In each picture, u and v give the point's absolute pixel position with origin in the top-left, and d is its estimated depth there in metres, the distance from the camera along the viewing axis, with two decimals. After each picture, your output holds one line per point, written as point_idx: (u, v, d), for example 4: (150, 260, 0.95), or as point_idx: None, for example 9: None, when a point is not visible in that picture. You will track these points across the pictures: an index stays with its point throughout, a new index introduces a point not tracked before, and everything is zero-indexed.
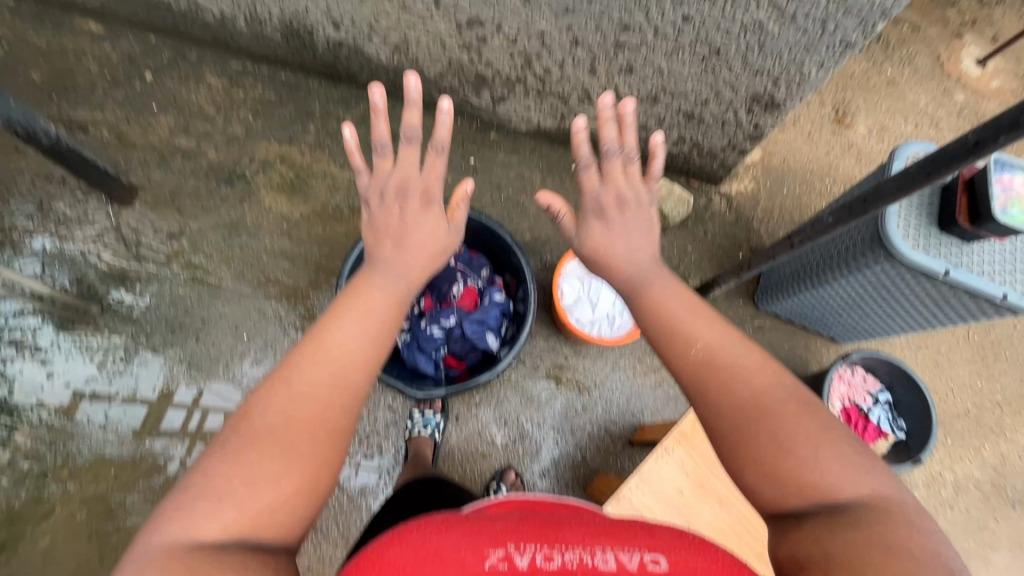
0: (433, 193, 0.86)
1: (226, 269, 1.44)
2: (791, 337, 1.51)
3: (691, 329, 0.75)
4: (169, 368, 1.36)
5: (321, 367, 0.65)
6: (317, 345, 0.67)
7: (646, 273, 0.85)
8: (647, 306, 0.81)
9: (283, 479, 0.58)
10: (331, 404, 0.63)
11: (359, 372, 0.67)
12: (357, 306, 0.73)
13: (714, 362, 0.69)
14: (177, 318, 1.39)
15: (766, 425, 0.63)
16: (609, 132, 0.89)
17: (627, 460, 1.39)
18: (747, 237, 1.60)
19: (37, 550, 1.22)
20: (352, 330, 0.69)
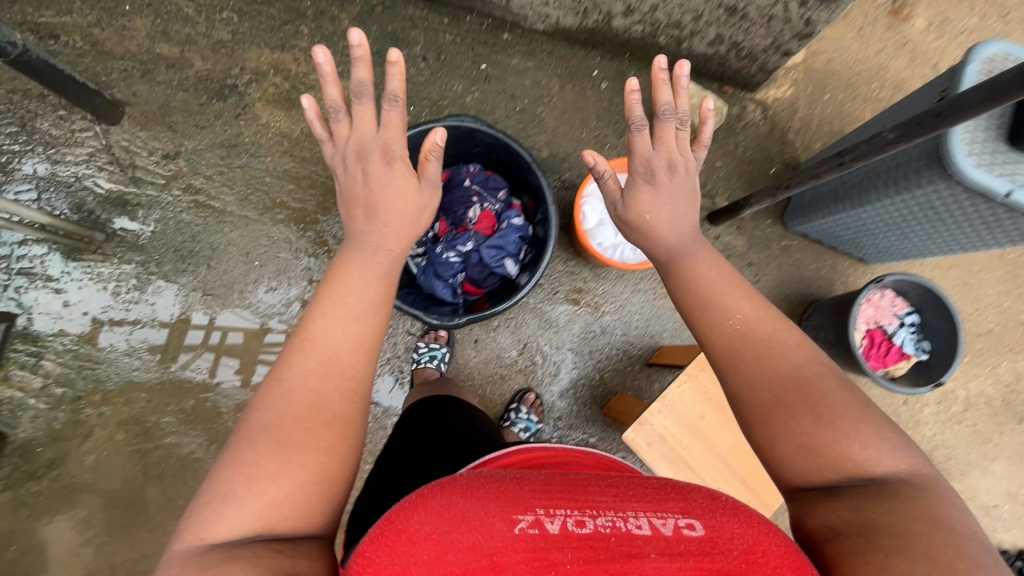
0: (393, 149, 0.83)
1: (229, 192, 1.37)
2: (818, 258, 1.46)
3: (724, 303, 0.76)
4: (184, 296, 1.34)
5: (316, 360, 0.69)
6: (311, 339, 0.70)
7: (685, 245, 0.86)
8: (684, 279, 0.82)
9: (283, 474, 0.61)
10: (327, 393, 0.67)
11: (351, 356, 0.70)
12: (341, 292, 0.75)
13: (747, 336, 0.71)
14: (185, 245, 1.35)
15: (799, 398, 0.65)
16: (664, 94, 0.89)
17: (644, 380, 1.41)
18: (781, 150, 1.49)
19: (83, 466, 1.29)
20: (334, 319, 0.72)
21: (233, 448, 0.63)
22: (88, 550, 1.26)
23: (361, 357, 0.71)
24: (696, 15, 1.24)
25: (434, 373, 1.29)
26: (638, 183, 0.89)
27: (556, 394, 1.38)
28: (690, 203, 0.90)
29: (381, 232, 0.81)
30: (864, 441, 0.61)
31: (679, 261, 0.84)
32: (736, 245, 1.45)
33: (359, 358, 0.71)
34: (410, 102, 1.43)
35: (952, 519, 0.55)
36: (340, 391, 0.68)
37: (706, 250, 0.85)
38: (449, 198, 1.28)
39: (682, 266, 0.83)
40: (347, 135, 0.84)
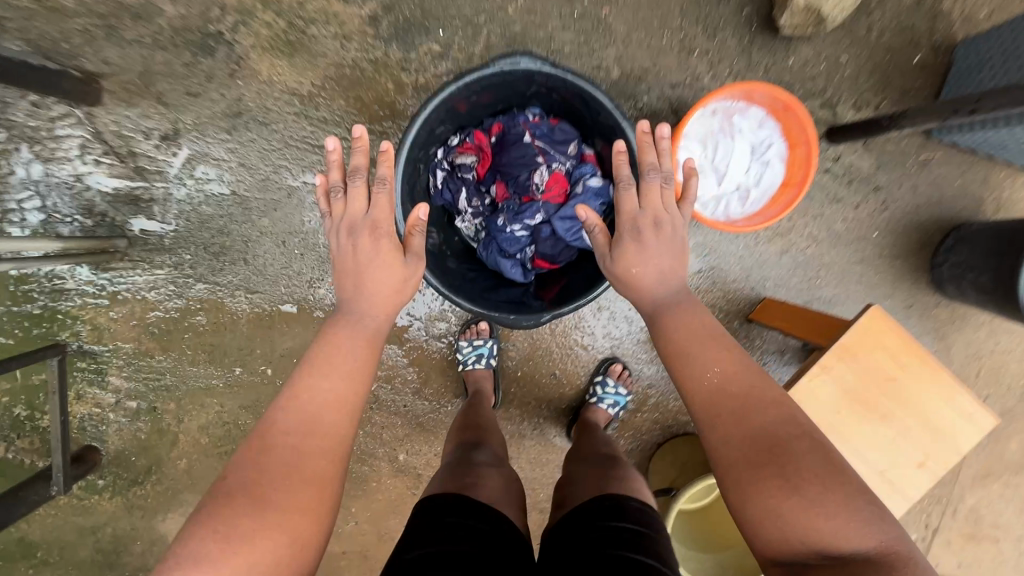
0: (381, 225, 0.84)
1: (246, 174, 1.17)
2: (964, 171, 1.17)
3: (698, 359, 0.79)
4: (228, 297, 1.23)
5: (301, 419, 0.71)
6: (300, 397, 0.73)
7: (671, 296, 0.86)
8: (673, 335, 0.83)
9: (260, 536, 0.62)
10: (311, 452, 0.69)
11: (335, 415, 0.73)
12: (329, 358, 0.77)
13: (721, 397, 0.75)
14: (215, 241, 1.19)
15: (770, 471, 0.67)
16: (650, 154, 0.89)
17: (743, 336, 1.26)
18: (931, 28, 1.12)
19: (179, 470, 1.30)
20: (327, 384, 0.75)
21: (210, 499, 0.64)
22: None
23: (346, 422, 0.74)
24: None
25: (486, 376, 1.19)
26: (625, 236, 0.87)
27: (645, 360, 1.26)
28: (679, 262, 0.87)
29: (371, 302, 0.83)
30: (830, 517, 0.64)
31: (664, 314, 0.85)
32: (862, 165, 1.17)
33: (344, 422, 0.74)
34: (438, 25, 1.11)
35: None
36: (323, 449, 0.70)
37: (689, 304, 0.86)
38: (506, 159, 1.03)
39: (664, 323, 0.85)
40: (342, 217, 0.86)
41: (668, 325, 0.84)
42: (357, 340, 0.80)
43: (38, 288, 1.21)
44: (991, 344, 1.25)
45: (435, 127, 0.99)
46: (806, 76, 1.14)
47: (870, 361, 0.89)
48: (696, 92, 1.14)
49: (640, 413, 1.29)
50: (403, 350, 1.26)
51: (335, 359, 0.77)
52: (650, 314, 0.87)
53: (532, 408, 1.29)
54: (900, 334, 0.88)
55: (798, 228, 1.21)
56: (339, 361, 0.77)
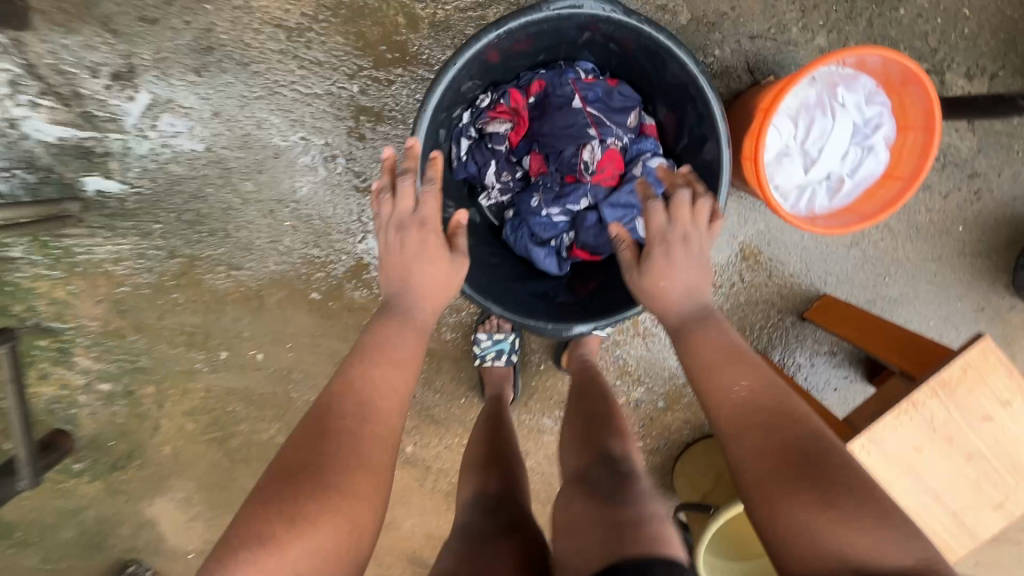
0: (430, 221, 0.69)
1: (223, 128, 0.95)
2: None
3: (726, 374, 0.61)
4: (207, 273, 1.05)
5: (350, 404, 0.58)
6: (351, 384, 0.60)
7: (695, 305, 0.68)
8: (694, 351, 0.66)
9: (323, 524, 0.52)
10: (365, 435, 0.57)
11: (390, 403, 0.60)
12: (383, 345, 0.64)
13: (751, 414, 0.57)
14: (189, 207, 1.00)
15: (800, 488, 0.50)
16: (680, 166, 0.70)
17: (794, 336, 1.13)
18: None
19: (163, 456, 1.19)
20: (386, 370, 0.62)
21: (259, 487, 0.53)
22: (199, 525, 1.25)
23: (401, 412, 0.61)
24: None
25: (507, 375, 1.07)
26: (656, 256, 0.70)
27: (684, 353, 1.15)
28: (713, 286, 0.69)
29: (417, 292, 0.68)
30: (870, 539, 0.47)
31: (692, 328, 0.67)
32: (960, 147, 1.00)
33: (398, 414, 0.61)
34: None
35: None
36: (374, 433, 0.58)
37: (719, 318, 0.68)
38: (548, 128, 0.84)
39: (690, 343, 0.66)
40: (390, 216, 0.70)
41: (693, 334, 0.67)
42: (406, 330, 0.66)
43: None
44: None
45: (463, 84, 0.78)
46: (917, 32, 0.92)
47: (969, 399, 0.77)
48: (781, 47, 0.93)
49: (672, 411, 1.18)
50: None
51: (384, 348, 0.64)
52: (675, 332, 0.69)
53: (554, 402, 1.18)
54: (1011, 373, 0.76)
55: None
56: (389, 351, 0.64)
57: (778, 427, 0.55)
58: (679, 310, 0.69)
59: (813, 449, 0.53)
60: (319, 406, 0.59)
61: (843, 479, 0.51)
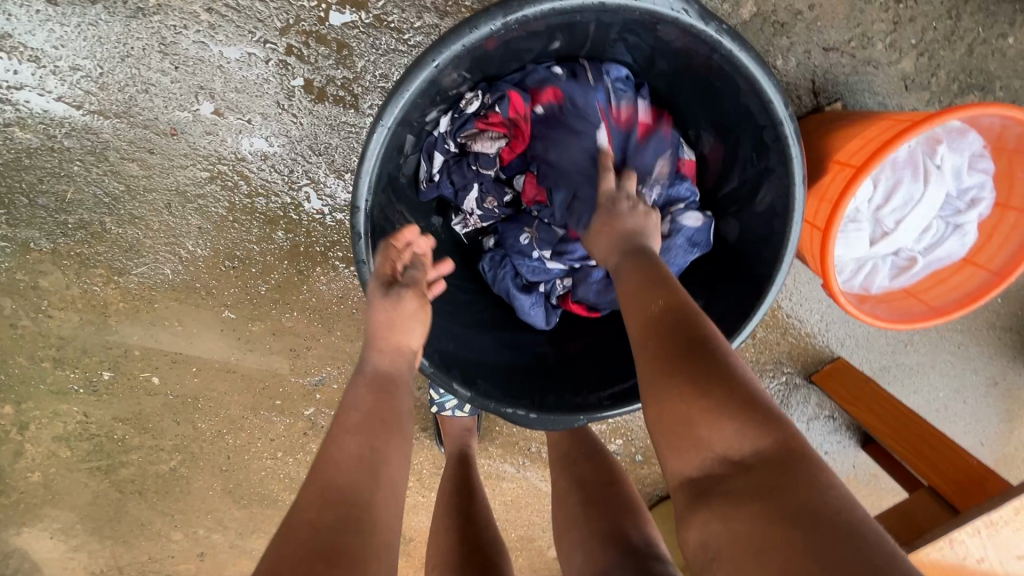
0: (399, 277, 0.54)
1: (91, 84, 0.67)
2: None
3: (634, 290, 0.47)
4: (78, 273, 0.78)
5: (316, 490, 0.41)
6: (319, 467, 0.43)
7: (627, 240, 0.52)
8: (616, 269, 0.51)
9: None
10: (343, 525, 0.39)
11: (364, 482, 0.43)
12: (357, 411, 0.47)
13: (656, 329, 0.43)
14: (46, 187, 0.72)
15: (683, 392, 0.39)
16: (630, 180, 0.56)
17: (798, 399, 0.99)
18: None
19: (32, 483, 0.95)
20: (360, 437, 0.45)
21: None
22: (82, 557, 1.01)
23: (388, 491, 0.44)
24: None
25: (471, 433, 0.86)
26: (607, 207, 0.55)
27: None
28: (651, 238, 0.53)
29: (382, 348, 0.52)
30: (753, 434, 0.36)
31: (617, 251, 0.52)
32: None
33: (384, 493, 0.43)
34: None
35: (874, 554, 0.30)
36: (354, 517, 0.40)
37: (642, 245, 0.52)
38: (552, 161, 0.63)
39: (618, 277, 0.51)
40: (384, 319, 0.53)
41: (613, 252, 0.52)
42: (379, 394, 0.49)
43: None
44: None
45: (446, 80, 0.54)
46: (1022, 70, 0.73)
47: (1013, 542, 0.65)
48: (858, 67, 0.72)
49: (650, 465, 1.04)
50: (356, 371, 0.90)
51: (347, 421, 0.47)
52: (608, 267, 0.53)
53: (519, 447, 1.01)
54: None
55: None
56: (356, 417, 0.47)
57: (674, 327, 0.43)
58: (606, 238, 0.54)
59: (709, 347, 0.40)
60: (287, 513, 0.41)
61: (736, 390, 0.38)
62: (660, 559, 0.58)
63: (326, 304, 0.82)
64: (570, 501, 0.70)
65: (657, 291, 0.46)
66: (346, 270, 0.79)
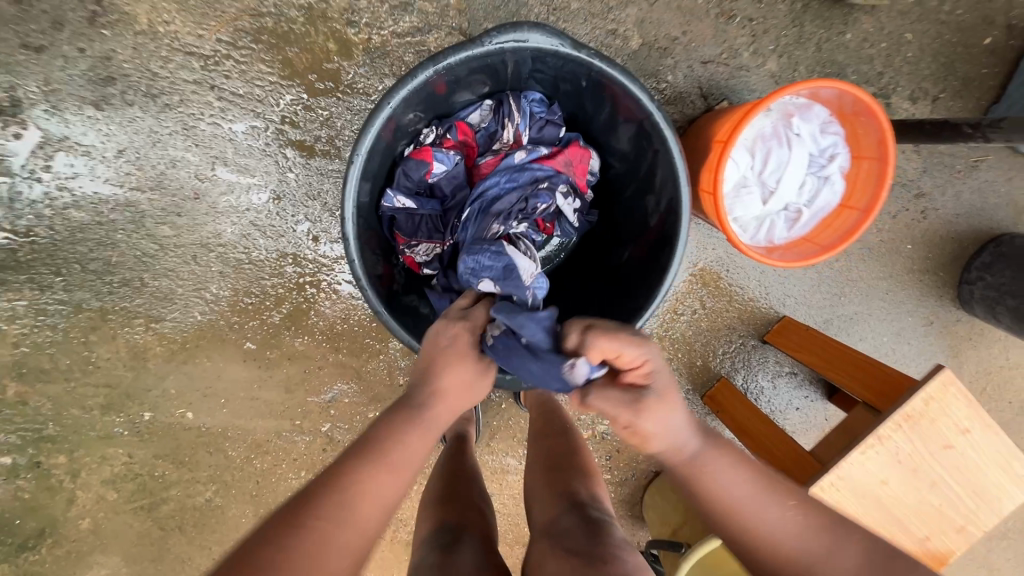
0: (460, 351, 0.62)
1: (131, 168, 0.85)
2: (1013, 176, 1.03)
3: (748, 507, 0.55)
4: (122, 325, 0.93)
5: (350, 465, 0.52)
6: (341, 480, 0.50)
7: (703, 450, 0.58)
8: (720, 490, 0.56)
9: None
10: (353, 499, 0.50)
11: (375, 513, 0.51)
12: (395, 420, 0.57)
13: (811, 543, 0.54)
14: (96, 257, 0.89)
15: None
16: (622, 356, 0.58)
17: (758, 360, 1.11)
18: (1010, 3, 0.92)
19: (83, 530, 1.05)
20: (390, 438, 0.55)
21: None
22: None
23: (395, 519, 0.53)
24: None
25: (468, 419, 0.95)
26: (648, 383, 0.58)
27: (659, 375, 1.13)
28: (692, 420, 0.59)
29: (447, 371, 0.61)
30: None
31: (703, 460, 0.58)
32: (906, 169, 1.01)
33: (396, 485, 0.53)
34: None
35: None
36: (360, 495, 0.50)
37: (719, 440, 0.60)
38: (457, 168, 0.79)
39: (708, 487, 0.57)
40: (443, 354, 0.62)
41: (698, 470, 0.57)
42: (418, 409, 0.58)
43: None
44: (1003, 361, 1.18)
45: (401, 116, 0.71)
46: (864, 58, 0.92)
47: (931, 430, 0.76)
48: (733, 72, 0.90)
49: None
50: None
51: (390, 425, 0.56)
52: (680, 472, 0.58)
53: (517, 440, 1.12)
54: (969, 401, 0.75)
55: None
56: (397, 422, 0.57)
57: (815, 526, 0.55)
58: (677, 439, 0.58)
59: (857, 542, 0.54)
60: (296, 497, 0.49)
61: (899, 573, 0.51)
62: (601, 509, 0.65)
63: (331, 324, 0.96)
64: (532, 472, 0.77)
65: (767, 505, 0.55)
66: (345, 291, 0.94)
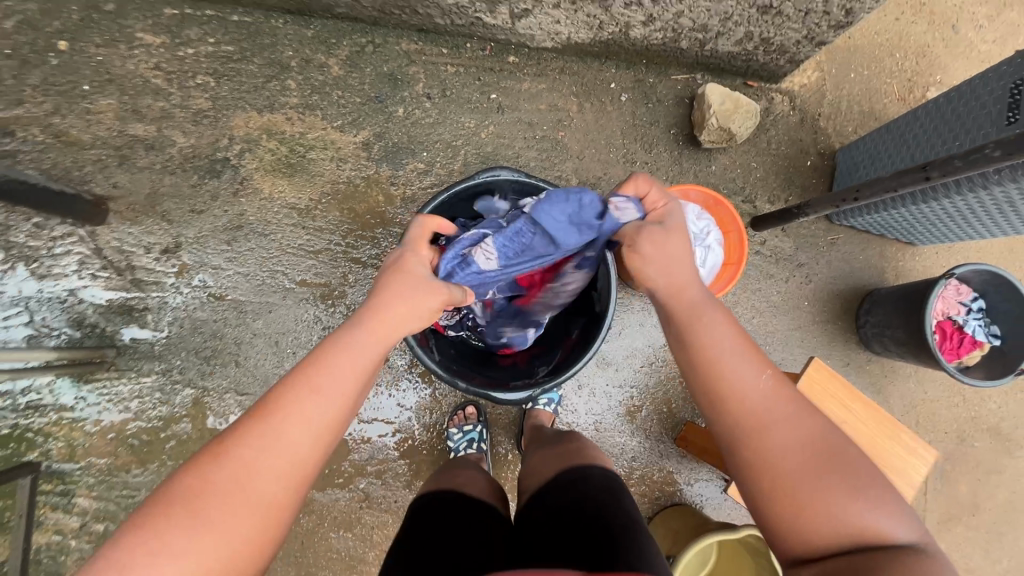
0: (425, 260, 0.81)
1: (244, 281, 1.27)
2: (865, 247, 1.42)
3: (729, 359, 0.68)
4: (216, 400, 1.26)
5: (293, 391, 0.65)
6: (271, 411, 0.64)
7: (698, 300, 0.74)
8: (704, 328, 0.71)
9: (231, 492, 0.59)
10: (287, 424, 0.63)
11: (305, 441, 0.64)
12: (335, 356, 0.68)
13: (778, 407, 0.65)
14: (207, 345, 1.26)
15: (804, 475, 0.61)
16: (653, 195, 0.81)
17: None
18: (815, 140, 1.42)
19: None
20: (329, 375, 0.67)
21: (163, 489, 0.58)
22: None
23: (330, 440, 0.66)
24: (725, 16, 1.14)
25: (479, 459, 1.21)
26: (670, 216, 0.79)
27: (637, 426, 1.35)
28: (689, 269, 0.75)
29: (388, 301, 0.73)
30: (864, 484, 0.60)
31: (697, 305, 0.73)
32: (784, 247, 1.40)
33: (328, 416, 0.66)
34: (422, 147, 1.30)
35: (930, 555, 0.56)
36: (293, 425, 0.63)
37: (721, 308, 0.74)
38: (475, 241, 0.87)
39: (693, 325, 0.72)
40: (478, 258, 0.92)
41: (691, 315, 0.73)
42: (361, 346, 0.70)
43: (11, 406, 1.22)
44: (922, 394, 1.42)
45: None
46: (728, 178, 1.39)
47: (825, 408, 1.01)
48: None
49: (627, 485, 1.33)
50: (395, 443, 1.28)
51: (331, 358, 0.68)
52: (672, 292, 0.75)
53: None
54: (842, 381, 1.02)
55: (741, 299, 1.39)
56: (341, 357, 0.69)
57: (778, 399, 0.66)
58: (677, 268, 0.75)
59: (818, 430, 0.64)
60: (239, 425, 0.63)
61: (842, 461, 0.61)
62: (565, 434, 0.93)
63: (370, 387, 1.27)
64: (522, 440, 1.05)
65: (751, 364, 0.68)
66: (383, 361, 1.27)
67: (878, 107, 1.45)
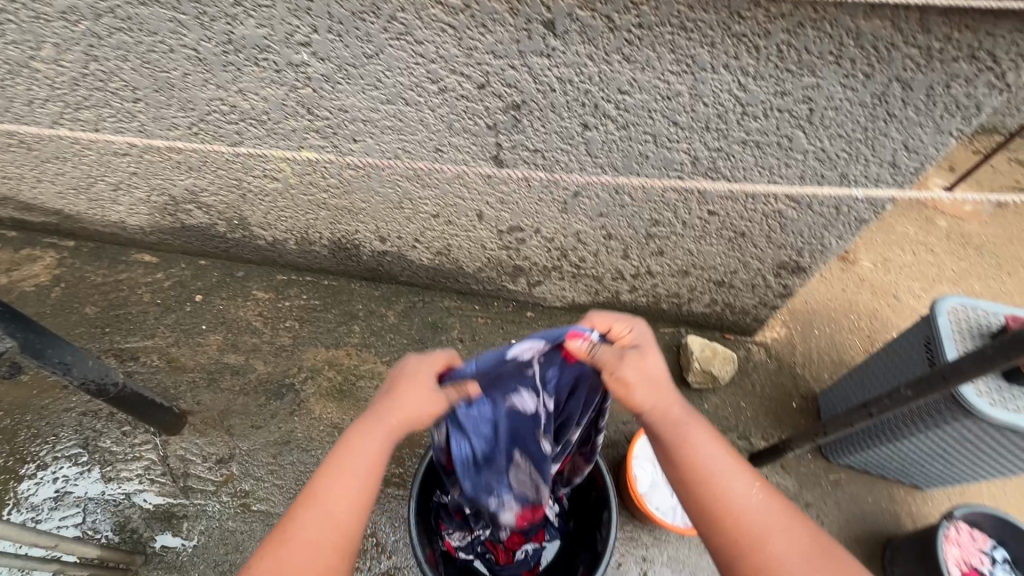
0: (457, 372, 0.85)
1: (277, 494, 1.39)
2: (872, 488, 1.44)
3: (727, 473, 0.78)
4: None
5: (319, 480, 0.77)
6: (306, 503, 0.75)
7: (683, 420, 0.82)
8: (692, 445, 0.80)
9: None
10: (315, 506, 0.74)
11: (336, 516, 0.74)
12: (352, 444, 0.79)
13: (773, 517, 0.75)
14: (226, 558, 1.32)
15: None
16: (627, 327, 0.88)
17: None
18: (795, 384, 1.61)
19: None
20: (352, 460, 0.78)
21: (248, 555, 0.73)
22: None
23: (356, 518, 0.75)
24: (691, 287, 1.49)
25: None
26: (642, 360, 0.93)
27: None
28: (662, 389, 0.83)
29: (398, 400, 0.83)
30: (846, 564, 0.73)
31: (679, 424, 0.82)
32: (788, 485, 1.43)
33: (348, 493, 0.76)
34: None
35: None
36: (318, 505, 0.74)
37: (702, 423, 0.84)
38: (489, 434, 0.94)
39: (682, 443, 0.80)
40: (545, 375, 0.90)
41: (680, 436, 0.81)
42: (377, 430, 0.81)
43: None
44: None
45: None
46: (720, 416, 1.54)
47: None
48: None
49: None
50: None
51: (354, 446, 0.79)
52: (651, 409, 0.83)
53: None
54: None
55: None
56: (361, 445, 0.79)
57: (777, 509, 0.76)
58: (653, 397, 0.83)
59: (812, 533, 0.75)
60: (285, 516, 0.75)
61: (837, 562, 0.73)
62: None
63: None
64: None
65: (744, 480, 0.78)
66: None
67: (847, 357, 1.67)
